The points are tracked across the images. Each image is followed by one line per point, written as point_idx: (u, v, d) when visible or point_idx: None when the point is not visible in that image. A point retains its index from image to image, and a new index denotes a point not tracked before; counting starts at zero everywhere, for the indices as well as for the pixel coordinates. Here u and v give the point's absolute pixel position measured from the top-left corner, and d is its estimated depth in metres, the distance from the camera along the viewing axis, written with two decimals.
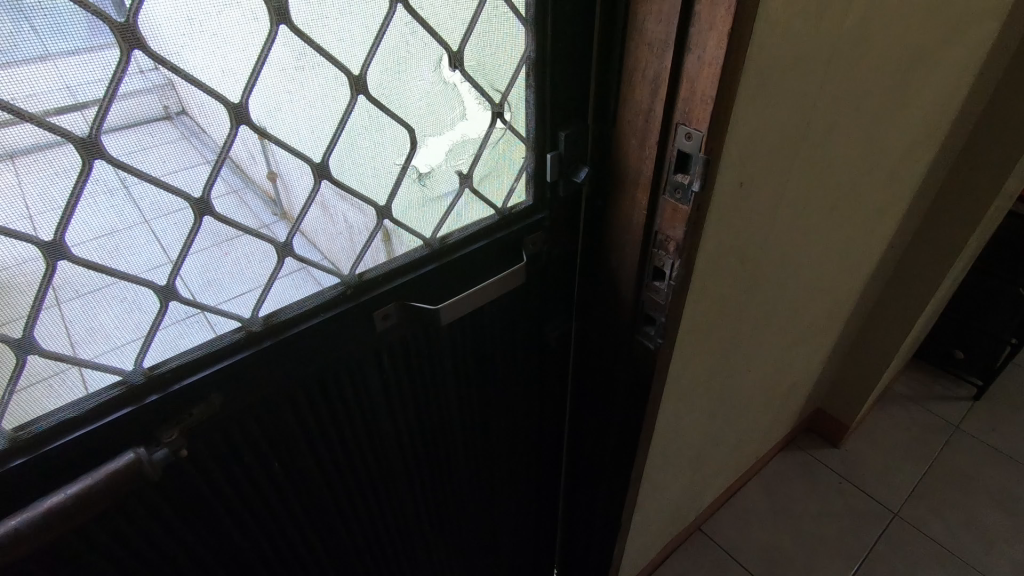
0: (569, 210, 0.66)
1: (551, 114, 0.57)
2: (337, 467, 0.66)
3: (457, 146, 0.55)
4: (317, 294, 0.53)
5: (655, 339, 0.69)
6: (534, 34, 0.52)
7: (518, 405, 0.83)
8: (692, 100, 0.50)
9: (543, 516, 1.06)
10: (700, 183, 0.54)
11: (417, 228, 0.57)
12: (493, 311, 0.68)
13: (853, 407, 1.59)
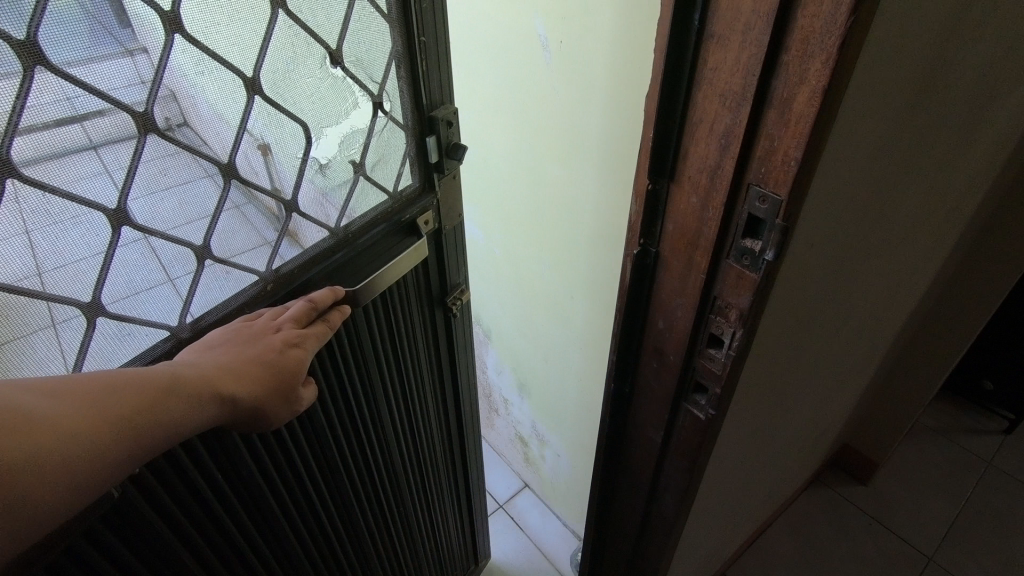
0: (449, 188, 0.68)
1: (426, 96, 0.59)
2: (280, 476, 0.62)
3: (347, 137, 0.55)
4: (238, 293, 0.51)
5: (706, 409, 0.62)
6: (398, 27, 0.54)
7: (430, 381, 0.84)
8: (770, 161, 0.44)
9: (460, 489, 1.11)
10: (774, 252, 0.47)
11: (322, 217, 0.55)
12: (402, 290, 0.67)
13: (883, 444, 1.52)
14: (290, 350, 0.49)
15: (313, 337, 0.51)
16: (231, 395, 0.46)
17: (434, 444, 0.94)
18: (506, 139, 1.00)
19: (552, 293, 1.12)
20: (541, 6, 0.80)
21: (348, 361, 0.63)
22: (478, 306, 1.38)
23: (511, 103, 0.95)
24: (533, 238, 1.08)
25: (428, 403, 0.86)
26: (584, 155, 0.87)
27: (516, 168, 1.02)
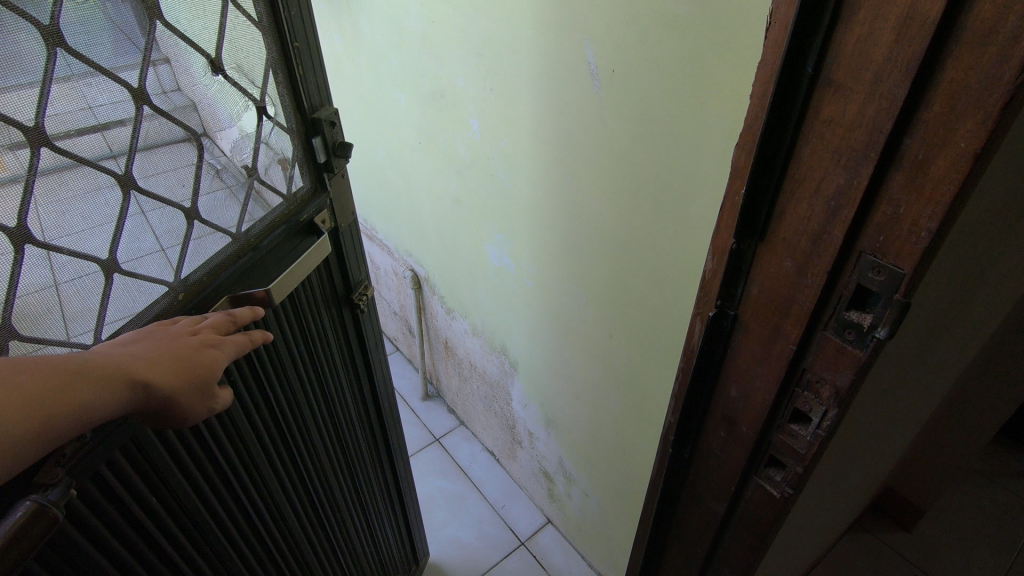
0: (335, 187, 0.75)
1: (304, 100, 0.67)
2: (219, 497, 0.63)
3: (238, 140, 0.60)
4: (151, 303, 0.53)
5: (783, 487, 0.55)
6: (269, 37, 0.60)
7: (346, 384, 0.89)
8: (893, 230, 0.38)
9: (390, 495, 1.13)
10: (887, 330, 0.41)
11: (225, 221, 0.59)
12: (306, 292, 0.72)
13: (928, 490, 1.43)
14: (207, 347, 0.50)
15: (230, 342, 0.53)
16: (147, 381, 0.46)
17: (361, 445, 0.98)
18: (544, 169, 0.95)
19: (587, 331, 1.05)
20: (592, 33, 0.74)
21: (269, 367, 0.66)
22: (507, 337, 1.32)
23: (551, 132, 0.89)
24: (570, 273, 1.01)
25: (348, 402, 0.91)
26: (632, 191, 0.81)
27: (553, 199, 0.96)
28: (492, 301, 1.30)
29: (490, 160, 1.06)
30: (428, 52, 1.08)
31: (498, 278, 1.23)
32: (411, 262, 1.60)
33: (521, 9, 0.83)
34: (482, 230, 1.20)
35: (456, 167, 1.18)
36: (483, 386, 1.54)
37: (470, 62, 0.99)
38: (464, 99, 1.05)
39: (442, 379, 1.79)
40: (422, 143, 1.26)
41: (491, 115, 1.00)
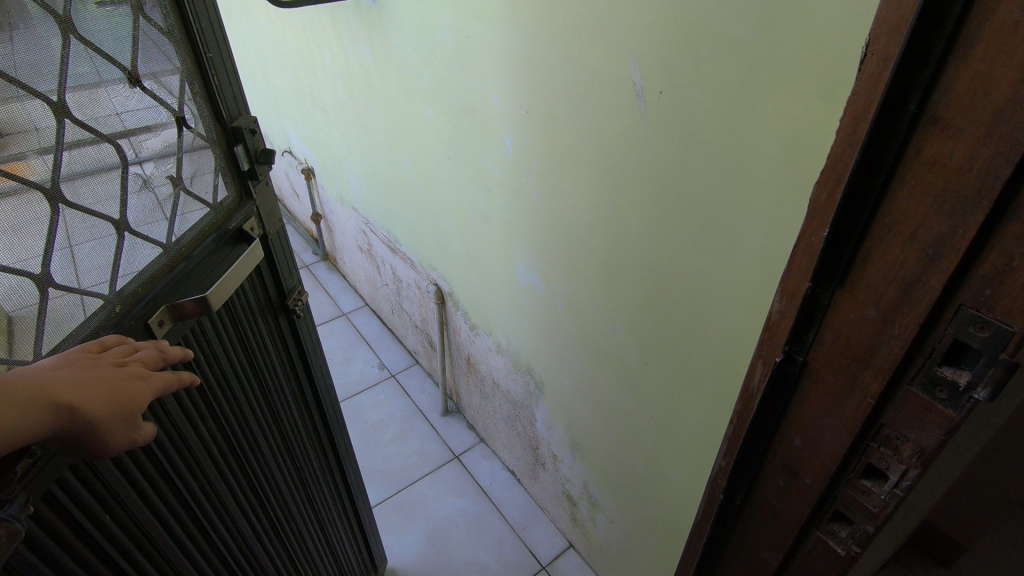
0: (262, 195, 0.77)
1: (223, 110, 0.69)
2: (171, 511, 0.63)
3: (162, 152, 0.62)
4: (87, 320, 0.54)
5: (848, 545, 0.51)
6: (183, 50, 0.62)
7: (287, 389, 0.90)
8: (1002, 280, 0.35)
9: (340, 500, 1.14)
10: (987, 390, 0.38)
11: (154, 232, 0.61)
12: (240, 299, 0.74)
13: (969, 527, 1.37)
14: (137, 379, 0.51)
15: (158, 377, 0.53)
16: (71, 405, 0.46)
17: (309, 451, 0.99)
18: (581, 191, 0.92)
19: (620, 357, 1.01)
20: (638, 54, 0.71)
21: (209, 375, 0.67)
22: (533, 357, 1.29)
23: (589, 153, 0.86)
24: (604, 297, 0.98)
25: (292, 408, 0.92)
26: (675, 217, 0.77)
27: (589, 222, 0.93)
28: (519, 321, 1.27)
29: (523, 179, 1.04)
30: (461, 67, 1.06)
31: (527, 298, 1.20)
32: (435, 277, 1.57)
33: (562, 26, 0.80)
34: (511, 248, 1.17)
35: (486, 183, 1.15)
36: (506, 405, 1.51)
37: (505, 79, 0.96)
38: (497, 116, 1.03)
39: (463, 395, 1.76)
40: (450, 159, 1.23)
41: (524, 133, 0.98)
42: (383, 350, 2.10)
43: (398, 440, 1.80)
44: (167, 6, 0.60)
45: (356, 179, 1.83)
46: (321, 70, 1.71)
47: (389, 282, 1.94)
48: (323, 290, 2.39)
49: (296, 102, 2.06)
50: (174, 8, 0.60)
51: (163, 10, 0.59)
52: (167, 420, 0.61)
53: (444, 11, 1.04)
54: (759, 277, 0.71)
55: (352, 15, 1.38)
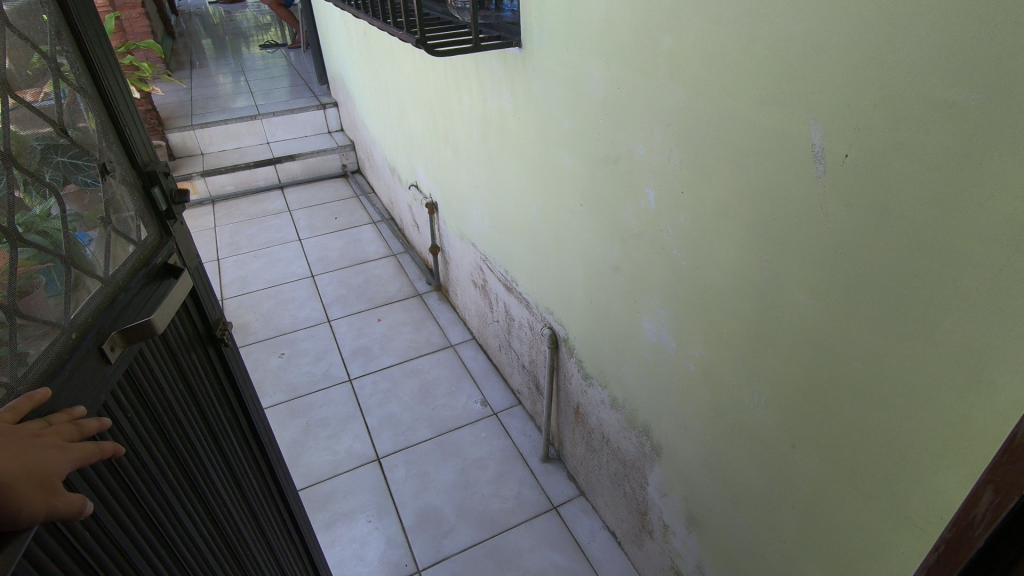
0: (178, 232, 0.83)
1: (137, 157, 0.73)
2: (140, 531, 0.65)
3: (94, 194, 0.65)
4: (45, 350, 0.54)
5: None
6: (97, 103, 0.66)
7: (223, 416, 0.95)
8: None
9: (283, 530, 1.16)
10: None
11: (96, 268, 0.63)
12: (171, 329, 0.80)
13: None
14: (55, 444, 0.48)
15: (77, 449, 0.50)
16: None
17: (249, 475, 1.03)
18: (733, 251, 0.86)
19: (761, 435, 0.92)
20: (823, 113, 0.66)
21: (154, 399, 0.72)
22: (652, 418, 1.22)
23: (748, 213, 0.81)
24: (747, 367, 0.90)
25: (230, 434, 0.96)
26: (852, 293, 0.69)
27: (739, 286, 0.87)
28: (641, 379, 1.22)
29: (665, 233, 1.00)
30: (607, 117, 1.05)
31: (653, 355, 1.14)
32: (551, 320, 1.56)
33: (731, 81, 0.77)
34: (641, 303, 1.13)
35: (620, 234, 1.12)
36: (614, 462, 1.44)
37: (656, 131, 0.94)
38: (642, 167, 1.00)
39: (567, 444, 1.71)
40: (584, 206, 1.22)
41: (671, 186, 0.94)
42: (488, 387, 2.10)
43: (496, 480, 1.76)
44: (79, 67, 0.64)
45: (479, 217, 1.87)
46: (458, 112, 1.79)
47: (500, 320, 1.96)
48: (433, 320, 2.46)
49: (430, 140, 2.17)
50: (83, 67, 0.65)
51: (76, 71, 0.63)
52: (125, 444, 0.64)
53: (596, 62, 1.04)
54: (956, 373, 0.61)
55: (497, 62, 1.43)
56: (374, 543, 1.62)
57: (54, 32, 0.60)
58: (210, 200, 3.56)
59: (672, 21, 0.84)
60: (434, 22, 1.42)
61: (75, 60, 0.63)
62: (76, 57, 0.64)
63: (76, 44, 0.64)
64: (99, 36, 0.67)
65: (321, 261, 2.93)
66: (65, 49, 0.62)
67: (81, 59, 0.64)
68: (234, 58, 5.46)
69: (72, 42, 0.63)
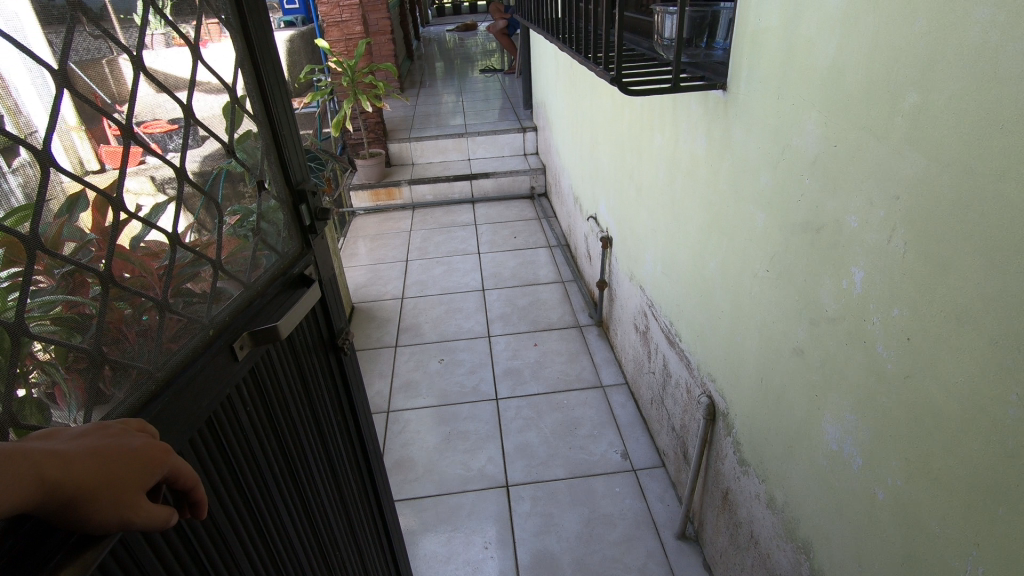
0: (318, 246, 0.96)
1: (291, 179, 0.89)
2: (235, 509, 0.74)
3: (249, 209, 0.80)
4: (183, 345, 0.66)
5: None
6: (264, 131, 0.83)
7: (333, 417, 1.05)
8: None
9: (374, 532, 1.25)
10: None
11: (239, 272, 0.77)
12: (298, 333, 0.91)
13: None
14: (159, 458, 0.53)
15: (172, 461, 0.55)
16: (77, 481, 0.45)
17: (350, 477, 1.12)
18: (964, 369, 0.67)
19: None
20: None
21: (272, 395, 0.83)
22: (817, 538, 1.01)
23: (998, 327, 0.62)
24: (961, 519, 0.69)
25: (338, 435, 1.07)
26: None
27: (967, 416, 0.67)
28: (808, 487, 1.02)
29: (869, 326, 0.82)
30: (816, 179, 0.91)
31: (829, 464, 0.95)
32: (711, 388, 1.40)
33: (998, 154, 0.59)
34: (824, 399, 0.95)
35: (811, 313, 0.96)
36: (760, 570, 1.23)
37: (877, 204, 0.78)
38: (852, 242, 0.83)
39: (708, 528, 1.52)
40: (770, 272, 1.07)
41: (888, 272, 0.77)
42: (632, 439, 1.97)
43: (622, 545, 1.64)
44: (255, 97, 0.81)
45: (653, 261, 1.77)
46: (648, 151, 1.72)
47: (657, 372, 1.82)
48: (588, 356, 2.40)
49: (616, 174, 2.12)
50: (259, 98, 0.82)
51: (252, 100, 0.80)
52: (237, 430, 0.75)
53: (811, 115, 0.91)
54: None
55: (697, 104, 1.34)
56: (486, 572, 1.60)
57: (240, 68, 0.77)
58: (411, 206, 3.94)
59: (922, 74, 0.68)
60: (635, 58, 1.38)
61: (253, 92, 0.80)
62: (255, 90, 0.81)
63: (257, 79, 0.81)
64: (275, 75, 0.84)
65: (494, 277, 3.05)
66: (246, 83, 0.79)
67: (258, 91, 0.82)
68: (457, 79, 6.02)
69: (253, 78, 0.80)
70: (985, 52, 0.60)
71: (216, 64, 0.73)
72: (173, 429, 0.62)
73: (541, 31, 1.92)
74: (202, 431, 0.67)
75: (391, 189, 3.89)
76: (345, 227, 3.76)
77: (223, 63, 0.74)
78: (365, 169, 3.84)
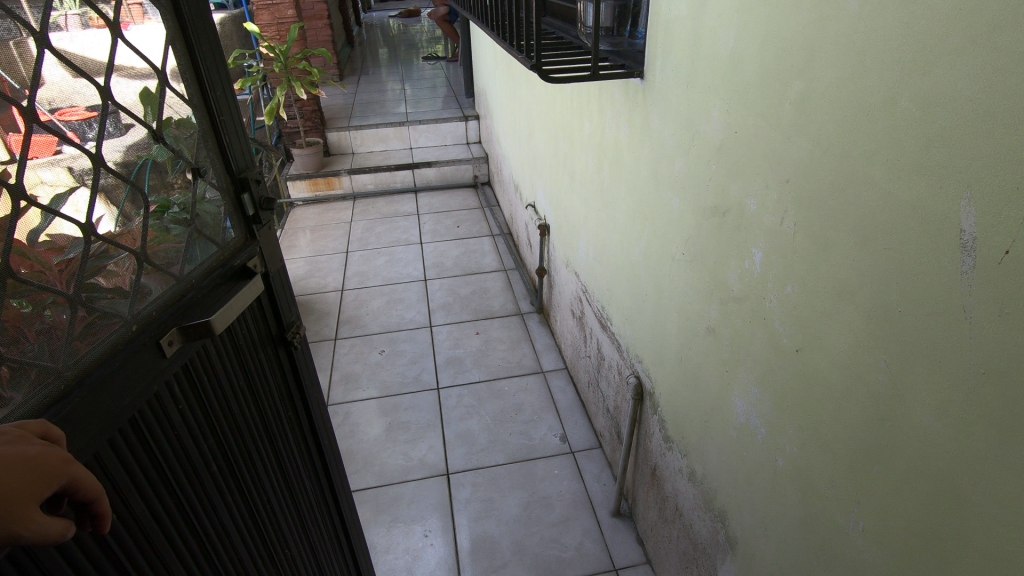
0: (264, 237, 0.90)
1: (233, 166, 0.82)
2: (166, 518, 0.69)
3: (180, 198, 0.73)
4: (100, 341, 0.61)
5: None
6: (199, 113, 0.75)
7: (283, 414, 0.99)
8: None
9: (330, 530, 1.20)
10: None
11: (167, 265, 0.71)
12: (240, 327, 0.85)
13: None
14: (56, 467, 0.48)
15: (74, 472, 0.50)
16: None
17: (302, 475, 1.07)
18: (845, 341, 0.71)
19: (856, 568, 0.75)
20: (979, 193, 0.51)
21: (210, 393, 0.77)
22: (731, 506, 1.06)
23: (869, 299, 0.67)
24: (846, 480, 0.74)
25: (288, 433, 1.02)
26: (1000, 428, 0.52)
27: (849, 384, 0.72)
28: (724, 459, 1.07)
29: (768, 304, 0.86)
30: (722, 164, 0.94)
31: (739, 436, 1.00)
32: (640, 369, 1.44)
33: (867, 139, 0.63)
34: (733, 374, 0.99)
35: (721, 294, 1.00)
36: (685, 540, 1.28)
37: (772, 187, 0.82)
38: (751, 224, 0.88)
39: (640, 503, 1.57)
40: (686, 255, 1.11)
41: (782, 252, 0.81)
42: (570, 423, 2.02)
43: (559, 525, 1.67)
44: (188, 79, 0.74)
45: (585, 247, 1.81)
46: (578, 140, 1.75)
47: (592, 356, 1.86)
48: (529, 342, 2.43)
49: (551, 163, 2.14)
50: (193, 80, 0.74)
51: (186, 82, 0.73)
52: (169, 434, 0.69)
53: (715, 103, 0.94)
54: None
55: (619, 92, 1.37)
56: (426, 559, 1.61)
57: (170, 45, 0.70)
58: (352, 196, 3.86)
59: (805, 63, 0.72)
60: (561, 47, 1.39)
61: (186, 72, 0.73)
62: (189, 70, 0.74)
63: (189, 59, 0.73)
64: (212, 54, 0.77)
65: (436, 266, 3.03)
66: (177, 62, 0.72)
67: (192, 72, 0.74)
68: (400, 66, 5.92)
69: (185, 57, 0.73)
70: (855, 43, 0.64)
71: (142, 46, 0.66)
72: (86, 430, 0.57)
73: (471, 18, 1.91)
74: (124, 431, 0.62)
75: (330, 178, 3.80)
76: (282, 219, 3.66)
77: (150, 46, 0.67)
78: (302, 159, 3.73)
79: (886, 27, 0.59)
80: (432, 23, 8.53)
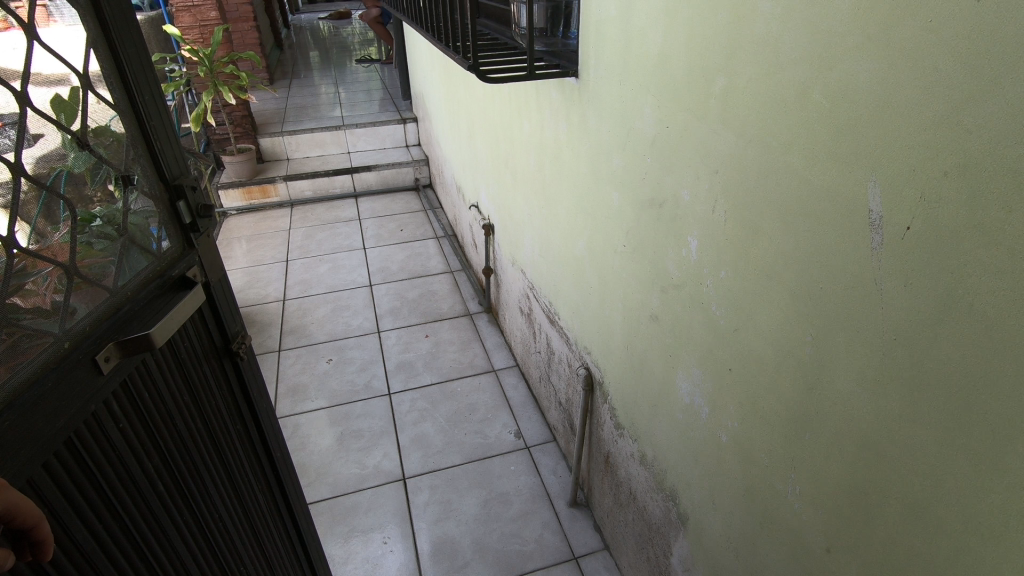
0: (203, 246, 0.87)
1: (166, 173, 0.79)
2: (111, 542, 0.66)
3: (108, 209, 0.70)
4: (29, 362, 0.57)
5: None
6: (127, 119, 0.72)
7: (231, 428, 0.96)
8: None
9: (286, 546, 1.17)
10: None
11: (97, 279, 0.68)
12: (181, 340, 0.82)
13: None
14: None
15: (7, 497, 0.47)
16: None
17: (254, 489, 1.04)
18: (775, 320, 0.76)
19: (795, 531, 0.81)
20: (882, 176, 0.57)
21: (153, 410, 0.74)
22: (681, 485, 1.11)
23: (794, 279, 0.72)
24: (782, 449, 0.80)
25: (238, 448, 0.98)
26: (912, 388, 0.58)
27: (780, 359, 0.77)
28: (672, 439, 1.12)
29: (705, 289, 0.91)
30: (656, 158, 0.99)
31: (685, 417, 1.05)
32: (588, 360, 1.48)
33: (785, 131, 0.68)
34: (677, 358, 1.04)
35: (662, 283, 1.04)
36: (640, 523, 1.33)
37: (703, 178, 0.86)
38: (686, 214, 0.92)
39: (596, 492, 1.61)
40: (627, 246, 1.16)
41: (716, 239, 0.86)
42: (524, 419, 2.04)
43: (518, 520, 1.69)
44: (114, 83, 0.70)
45: (531, 244, 1.83)
46: (518, 138, 1.77)
47: (542, 351, 1.89)
48: (479, 342, 2.44)
49: (493, 163, 2.16)
50: (119, 84, 0.71)
51: (111, 86, 0.70)
52: (111, 454, 0.66)
53: (647, 99, 0.99)
54: (1002, 491, 0.51)
55: (555, 91, 1.40)
56: (386, 567, 1.59)
57: (92, 48, 0.67)
58: (290, 203, 3.74)
59: (726, 61, 0.77)
60: (497, 49, 1.40)
61: (111, 76, 0.70)
62: (113, 74, 0.71)
63: (114, 62, 0.70)
64: (140, 57, 0.74)
65: (381, 271, 2.99)
66: (101, 65, 0.68)
67: (117, 76, 0.71)
68: (333, 70, 5.78)
69: (109, 59, 0.70)
70: (770, 41, 0.69)
71: (60, 49, 0.63)
72: (20, 455, 0.54)
73: (405, 20, 1.89)
74: (59, 454, 0.59)
75: (265, 185, 3.66)
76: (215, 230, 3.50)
77: (69, 48, 0.64)
78: (234, 166, 3.59)
79: (795, 28, 0.65)
80: (361, 27, 8.38)
